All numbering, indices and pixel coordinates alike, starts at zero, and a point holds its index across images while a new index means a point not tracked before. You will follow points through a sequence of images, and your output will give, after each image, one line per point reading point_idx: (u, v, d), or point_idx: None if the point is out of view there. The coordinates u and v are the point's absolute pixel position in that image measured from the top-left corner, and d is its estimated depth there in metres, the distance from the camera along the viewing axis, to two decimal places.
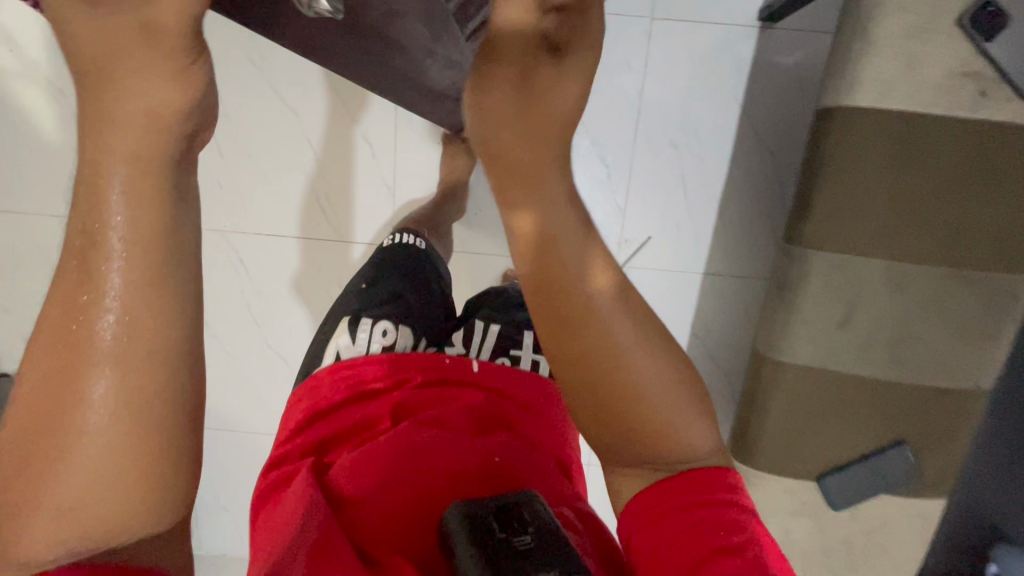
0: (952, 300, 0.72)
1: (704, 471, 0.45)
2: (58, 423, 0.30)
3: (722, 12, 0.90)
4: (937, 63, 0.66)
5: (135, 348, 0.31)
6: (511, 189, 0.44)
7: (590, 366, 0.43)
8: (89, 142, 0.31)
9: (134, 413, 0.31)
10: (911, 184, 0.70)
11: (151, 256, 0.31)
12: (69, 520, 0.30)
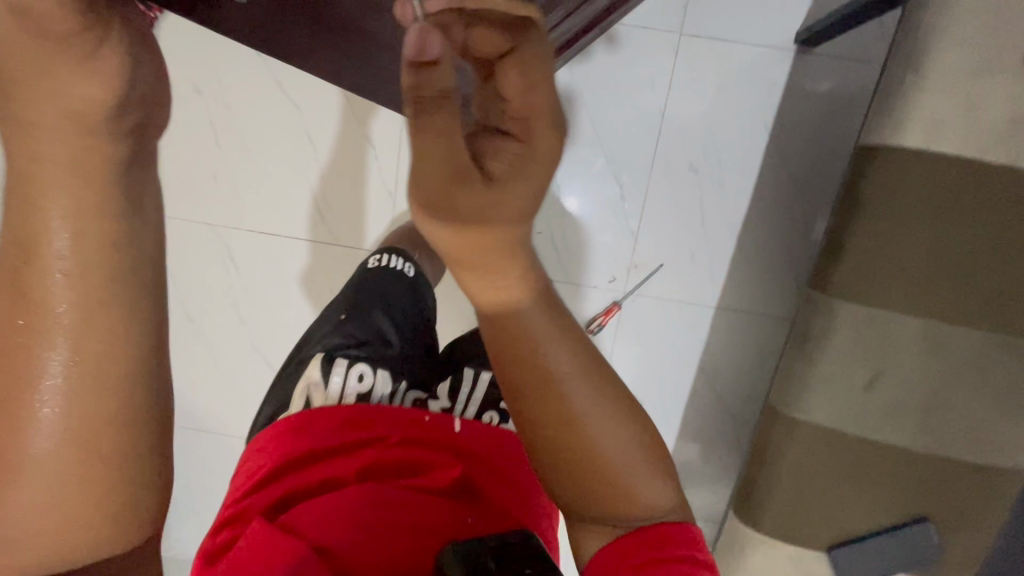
0: (993, 369, 0.65)
1: (662, 528, 0.42)
2: (4, 441, 0.33)
3: (749, 36, 0.95)
4: (999, 105, 0.60)
5: (79, 370, 0.33)
6: (476, 261, 0.42)
7: (552, 439, 0.42)
8: (22, 149, 0.33)
9: (77, 439, 0.33)
10: (959, 239, 0.63)
11: (95, 282, 0.34)
12: (11, 538, 0.33)
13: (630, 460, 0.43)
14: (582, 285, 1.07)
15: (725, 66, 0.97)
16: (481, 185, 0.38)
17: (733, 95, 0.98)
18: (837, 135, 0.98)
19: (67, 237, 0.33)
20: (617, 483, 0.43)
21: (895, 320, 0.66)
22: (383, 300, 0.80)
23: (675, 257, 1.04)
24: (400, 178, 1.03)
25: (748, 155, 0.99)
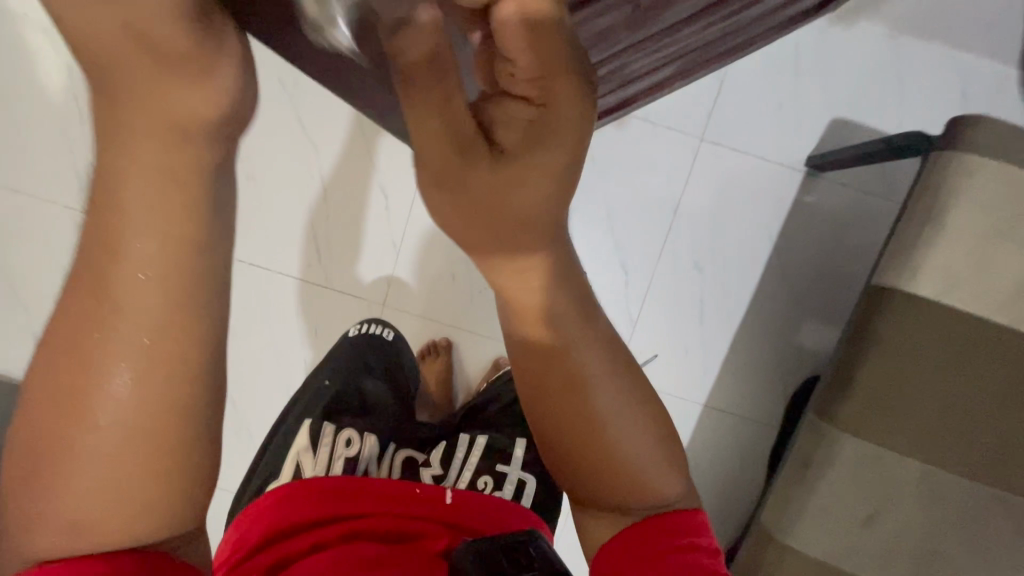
0: (985, 519, 0.66)
1: (673, 515, 0.42)
2: (63, 443, 0.31)
3: (763, 150, 1.00)
4: (1006, 269, 0.63)
5: (144, 387, 0.32)
6: (486, 247, 0.41)
7: (575, 424, 0.41)
8: (109, 148, 0.32)
9: (138, 435, 0.32)
10: (963, 390, 0.64)
11: (174, 280, 0.32)
12: (75, 538, 0.31)
13: (647, 439, 0.42)
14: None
15: (736, 174, 1.01)
16: (486, 154, 0.39)
17: (740, 202, 1.01)
18: (836, 255, 1.03)
19: (146, 241, 0.32)
20: (633, 471, 0.41)
21: (896, 460, 0.66)
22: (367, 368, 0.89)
23: (672, 350, 1.03)
24: (408, 230, 1.01)
25: (748, 261, 1.02)
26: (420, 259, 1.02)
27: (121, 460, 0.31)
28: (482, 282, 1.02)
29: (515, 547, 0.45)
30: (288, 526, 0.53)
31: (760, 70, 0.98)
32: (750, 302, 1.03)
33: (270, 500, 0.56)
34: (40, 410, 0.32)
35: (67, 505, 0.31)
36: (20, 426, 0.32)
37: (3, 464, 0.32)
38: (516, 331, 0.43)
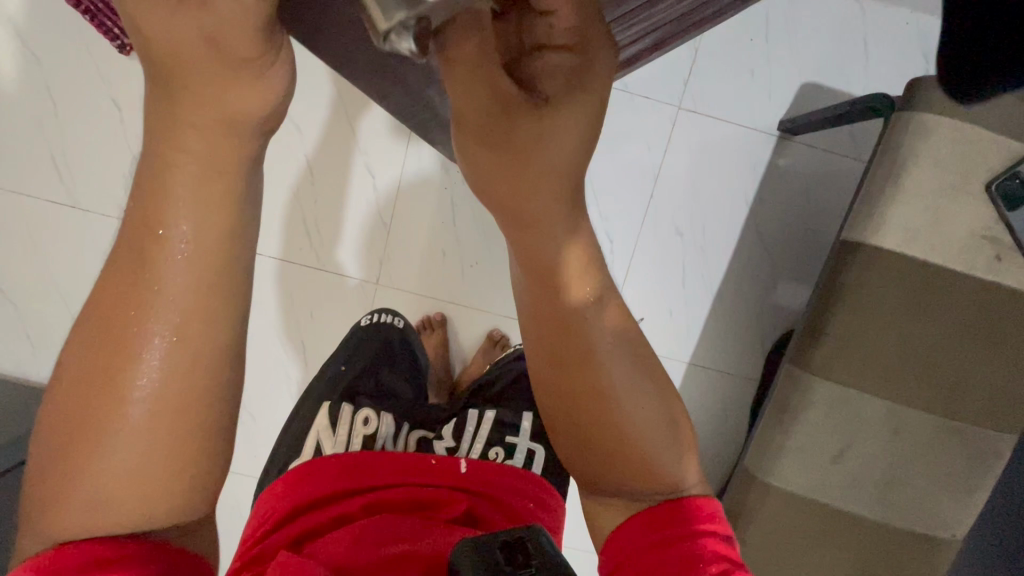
0: (942, 448, 0.74)
1: (682, 502, 0.46)
2: (97, 419, 0.34)
3: (738, 117, 1.04)
4: (961, 221, 0.68)
5: (180, 363, 0.35)
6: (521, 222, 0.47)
7: (592, 405, 0.47)
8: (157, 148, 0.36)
9: (171, 414, 0.35)
10: (921, 334, 0.70)
11: (215, 263, 0.36)
12: (103, 508, 0.34)
13: (659, 428, 0.48)
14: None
15: (712, 140, 1.04)
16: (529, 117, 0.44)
17: (718, 169, 1.05)
18: (809, 213, 1.08)
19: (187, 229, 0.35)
20: (646, 457, 0.47)
21: (862, 400, 0.72)
22: (383, 357, 0.92)
23: (657, 314, 1.08)
24: (396, 208, 1.03)
25: (726, 224, 1.07)
26: (411, 238, 1.04)
27: (146, 436, 0.35)
28: (473, 255, 1.05)
29: (513, 543, 0.40)
30: (316, 500, 0.54)
31: (734, 38, 1.01)
32: (728, 264, 1.08)
33: (294, 478, 0.57)
34: (75, 390, 0.35)
35: (89, 489, 0.34)
36: (57, 404, 0.35)
37: (41, 439, 0.36)
38: (534, 319, 0.49)
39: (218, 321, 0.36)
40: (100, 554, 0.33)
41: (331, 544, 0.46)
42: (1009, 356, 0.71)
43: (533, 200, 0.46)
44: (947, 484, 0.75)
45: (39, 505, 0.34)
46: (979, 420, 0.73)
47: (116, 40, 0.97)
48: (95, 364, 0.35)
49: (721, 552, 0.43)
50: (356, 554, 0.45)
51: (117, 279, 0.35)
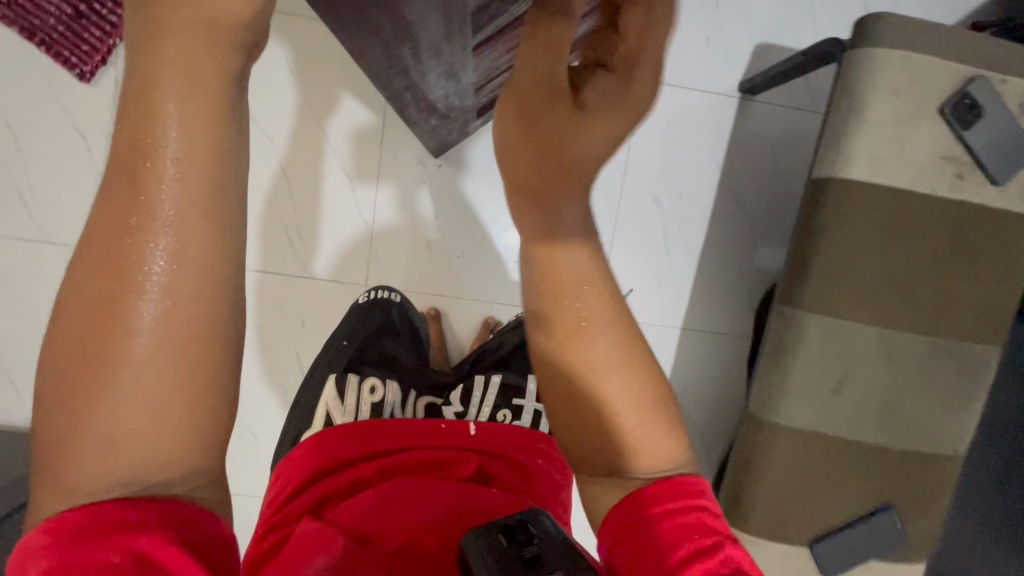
0: (934, 366, 0.76)
1: (668, 478, 0.44)
2: (104, 356, 0.31)
3: (700, 83, 1.07)
4: (922, 145, 0.71)
5: (178, 309, 0.32)
6: (533, 176, 0.46)
7: (575, 369, 0.45)
8: None
9: (178, 354, 0.32)
10: (900, 258, 0.73)
11: (197, 205, 0.32)
12: (115, 456, 0.32)
13: (632, 397, 0.45)
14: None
15: (676, 108, 1.08)
16: (566, 107, 0.43)
17: (686, 135, 1.08)
18: (778, 168, 1.11)
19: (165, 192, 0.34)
20: (619, 424, 0.45)
21: (853, 328, 0.75)
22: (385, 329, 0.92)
23: (645, 283, 1.10)
24: (377, 207, 1.03)
25: (700, 187, 1.10)
26: (395, 235, 1.04)
27: (154, 397, 0.32)
28: (458, 246, 1.06)
29: (517, 529, 0.40)
30: (331, 466, 0.56)
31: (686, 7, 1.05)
32: (708, 225, 1.11)
33: (313, 448, 0.59)
34: (73, 326, 0.32)
35: (94, 457, 0.31)
36: (54, 343, 0.32)
37: (38, 381, 0.32)
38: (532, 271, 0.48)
39: (215, 274, 0.33)
40: (120, 517, 0.32)
41: (344, 512, 0.47)
42: (983, 270, 0.74)
43: (548, 162, 0.45)
44: (943, 403, 0.78)
45: (43, 473, 0.32)
46: (964, 336, 0.76)
47: (74, 67, 0.96)
48: (91, 321, 0.32)
49: (712, 524, 0.42)
50: (368, 519, 0.46)
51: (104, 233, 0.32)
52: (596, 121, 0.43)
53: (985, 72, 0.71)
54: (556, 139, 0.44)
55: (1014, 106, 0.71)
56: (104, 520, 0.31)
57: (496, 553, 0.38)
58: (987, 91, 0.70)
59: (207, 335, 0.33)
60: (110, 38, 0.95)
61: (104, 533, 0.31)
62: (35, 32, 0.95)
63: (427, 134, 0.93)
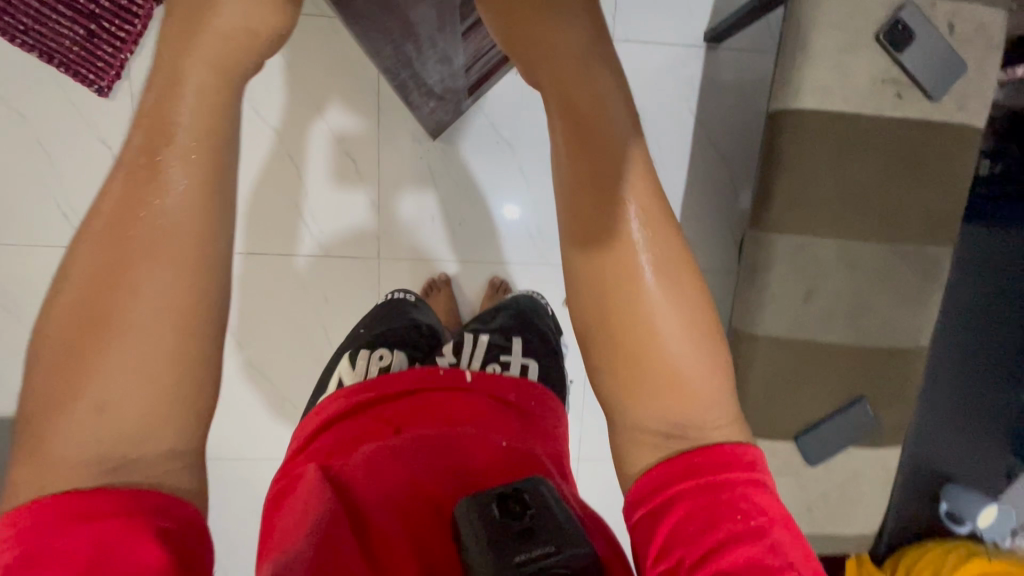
0: (892, 270, 0.86)
1: (722, 447, 0.45)
2: (104, 324, 0.37)
3: (669, 37, 1.15)
4: (862, 71, 0.79)
5: (170, 283, 0.39)
6: (543, 67, 0.48)
7: (618, 297, 0.46)
8: (163, 102, 0.41)
9: (168, 317, 0.38)
10: (851, 175, 0.82)
11: (209, 186, 0.41)
12: (108, 419, 0.37)
13: (697, 360, 0.46)
14: (538, 263, 1.18)
15: (649, 63, 1.15)
16: None
17: (661, 88, 1.16)
18: (748, 110, 1.19)
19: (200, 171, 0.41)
20: (683, 387, 0.46)
21: (815, 243, 0.84)
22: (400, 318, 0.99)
23: None
24: (382, 185, 1.12)
25: (676, 136, 1.18)
26: (400, 209, 1.14)
27: (138, 362, 0.37)
28: (460, 212, 1.15)
29: (514, 492, 0.45)
30: (352, 411, 0.58)
31: None
32: (687, 171, 1.20)
33: (335, 396, 0.62)
34: (75, 301, 0.38)
35: (82, 421, 0.36)
36: (59, 315, 0.38)
37: (44, 351, 0.38)
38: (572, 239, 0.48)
39: (202, 254, 0.40)
40: (82, 508, 0.35)
41: (357, 479, 0.49)
42: (930, 178, 0.83)
43: (550, 25, 0.47)
44: (905, 301, 0.87)
45: (28, 446, 0.36)
46: (919, 239, 0.85)
47: (93, 83, 1.05)
48: (83, 301, 0.38)
49: (765, 504, 0.43)
50: (381, 487, 0.49)
51: (109, 229, 0.39)
52: None
53: None
54: (602, 125, 0.46)
55: (943, 26, 0.79)
56: (67, 510, 0.34)
57: (494, 534, 0.41)
58: (917, 16, 0.78)
59: (187, 306, 0.39)
60: (122, 54, 1.04)
61: (69, 521, 0.34)
62: (52, 55, 1.03)
63: (425, 114, 1.02)
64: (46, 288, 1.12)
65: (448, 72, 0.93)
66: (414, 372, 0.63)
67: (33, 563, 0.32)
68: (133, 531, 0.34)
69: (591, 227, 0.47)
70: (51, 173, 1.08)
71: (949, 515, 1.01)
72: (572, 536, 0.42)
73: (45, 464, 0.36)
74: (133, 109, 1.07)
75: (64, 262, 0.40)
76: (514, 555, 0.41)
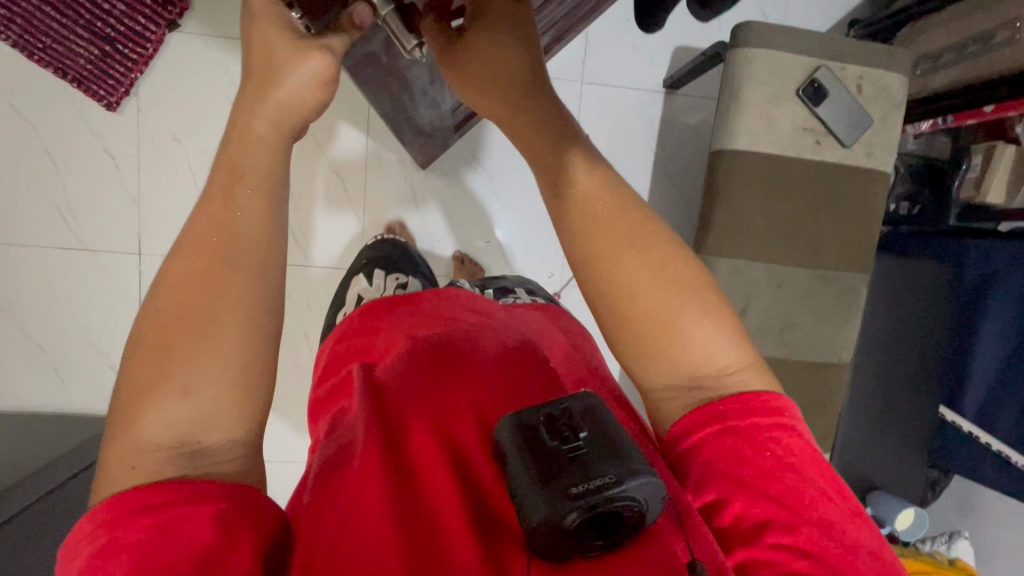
0: (816, 292, 0.98)
1: (746, 395, 0.48)
2: (194, 315, 0.42)
3: (634, 82, 1.28)
4: (785, 120, 0.93)
5: (253, 284, 0.44)
6: (517, 118, 0.53)
7: (619, 286, 0.50)
8: (242, 113, 0.47)
9: (248, 311, 0.44)
10: (779, 207, 0.95)
11: (269, 186, 0.47)
12: (188, 401, 0.40)
13: (696, 320, 0.49)
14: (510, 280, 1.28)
15: (616, 104, 1.28)
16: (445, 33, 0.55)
17: (626, 128, 1.30)
18: (700, 150, 1.33)
19: (259, 170, 0.46)
20: (686, 346, 0.49)
21: (749, 265, 0.96)
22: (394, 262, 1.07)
23: None
24: (366, 203, 1.22)
25: (637, 171, 1.31)
26: (383, 224, 1.23)
27: (217, 355, 0.42)
28: (438, 231, 1.25)
29: (561, 417, 0.45)
30: (391, 325, 0.60)
31: (616, 19, 1.25)
32: (647, 202, 1.32)
33: (369, 306, 0.65)
34: (176, 293, 0.43)
35: (169, 407, 0.40)
36: (159, 307, 0.43)
37: (139, 336, 0.43)
38: (570, 232, 0.52)
39: (268, 256, 0.46)
40: (146, 499, 0.37)
41: (398, 402, 0.51)
42: (846, 212, 0.96)
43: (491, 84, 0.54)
44: (829, 321, 0.99)
45: (119, 428, 0.40)
46: (839, 266, 0.98)
47: (102, 98, 1.13)
48: (178, 304, 0.43)
49: (795, 448, 0.46)
50: (421, 414, 0.50)
51: (198, 242, 0.45)
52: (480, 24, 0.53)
53: (827, 63, 0.94)
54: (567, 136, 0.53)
55: (853, 86, 0.95)
56: (138, 501, 0.37)
57: (543, 463, 0.42)
58: (830, 77, 0.93)
59: (254, 309, 0.44)
60: (133, 73, 1.12)
61: (134, 512, 0.37)
62: (65, 71, 1.11)
63: (415, 151, 1.11)
64: (40, 286, 1.18)
65: (438, 113, 1.00)
66: (449, 295, 0.65)
67: (111, 553, 0.36)
68: (202, 521, 0.37)
69: (576, 220, 0.51)
70: (54, 178, 1.15)
71: (874, 520, 1.11)
72: (630, 463, 0.41)
73: (135, 443, 0.39)
74: (138, 123, 1.16)
75: (157, 274, 0.45)
76: (571, 487, 0.40)
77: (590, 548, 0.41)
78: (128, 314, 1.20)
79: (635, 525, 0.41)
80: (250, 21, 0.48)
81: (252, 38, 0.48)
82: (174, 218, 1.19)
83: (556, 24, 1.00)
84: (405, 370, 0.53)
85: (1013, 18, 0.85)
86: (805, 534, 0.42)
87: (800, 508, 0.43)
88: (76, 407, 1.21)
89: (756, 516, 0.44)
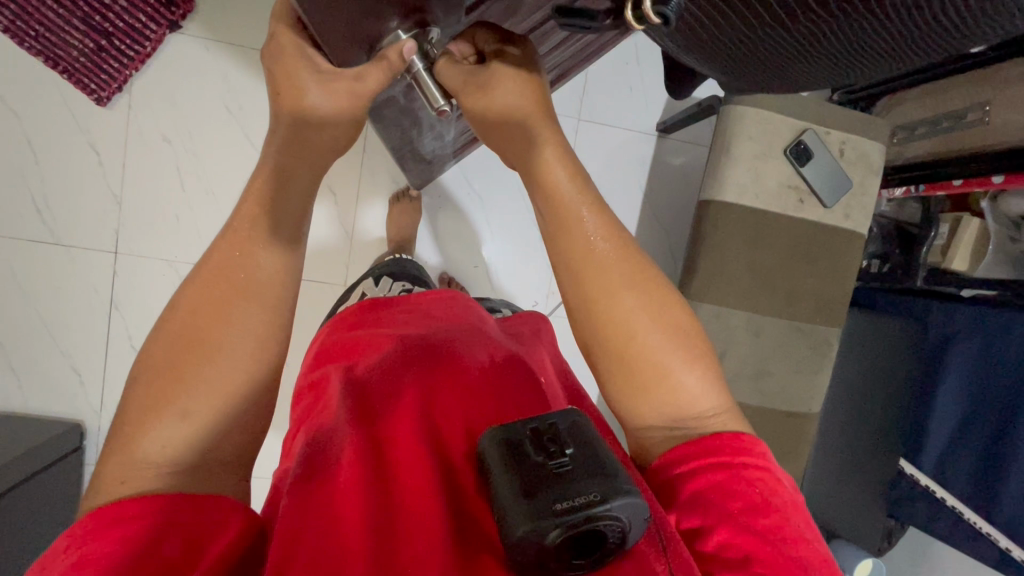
0: (792, 343, 1.01)
1: (731, 434, 0.49)
2: (201, 344, 0.43)
3: (629, 123, 1.32)
4: (773, 177, 0.98)
5: (265, 315, 0.46)
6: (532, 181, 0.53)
7: (612, 332, 0.52)
8: (280, 143, 0.47)
9: (262, 341, 0.45)
10: (761, 258, 0.98)
11: (286, 223, 0.48)
12: (185, 426, 0.41)
13: (684, 365, 0.51)
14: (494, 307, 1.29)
15: (609, 143, 1.32)
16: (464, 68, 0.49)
17: (618, 166, 1.33)
18: (686, 191, 1.37)
19: (269, 202, 0.47)
20: (673, 387, 0.51)
21: (730, 313, 0.99)
22: (396, 272, 0.94)
23: None
24: (356, 217, 1.21)
25: (625, 207, 1.34)
26: (371, 241, 1.22)
27: (219, 380, 0.43)
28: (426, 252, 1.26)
29: (549, 432, 0.45)
30: (378, 332, 0.60)
31: (614, 62, 1.29)
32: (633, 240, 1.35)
33: (356, 311, 0.66)
34: (187, 317, 0.44)
35: (167, 427, 0.40)
36: (167, 328, 0.44)
37: (146, 354, 0.43)
38: (564, 267, 0.54)
39: (279, 291, 0.47)
40: (121, 512, 0.37)
41: (388, 417, 0.51)
42: (824, 268, 1.00)
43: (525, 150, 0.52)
44: (801, 371, 1.02)
45: (115, 446, 0.40)
46: (815, 320, 1.01)
47: (94, 93, 1.11)
48: (188, 329, 0.43)
49: (776, 486, 0.46)
50: (408, 429, 0.50)
51: (216, 270, 0.46)
52: (501, 70, 0.49)
53: (812, 126, 1.00)
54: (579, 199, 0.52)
55: (835, 151, 1.00)
56: (113, 514, 0.36)
57: (528, 480, 0.42)
58: (814, 140, 0.98)
59: (267, 340, 0.45)
60: (128, 70, 1.10)
61: (106, 525, 0.36)
62: (57, 62, 1.08)
63: (411, 174, 1.12)
64: (4, 279, 1.13)
65: (439, 143, 0.99)
66: (436, 308, 0.66)
67: (79, 567, 0.34)
68: (170, 532, 0.36)
69: (579, 270, 0.53)
70: (34, 168, 1.12)
71: None
72: (615, 483, 0.42)
73: (129, 461, 0.39)
74: (128, 120, 1.13)
75: (169, 299, 0.46)
76: (555, 504, 0.41)
77: (567, 565, 0.41)
78: (95, 314, 1.16)
79: (614, 548, 0.42)
80: (271, 50, 0.45)
81: (276, 56, 0.45)
82: (154, 219, 1.16)
83: (564, 62, 1.02)
84: (396, 383, 0.54)
85: (982, 101, 0.91)
86: (784, 569, 0.42)
87: (780, 544, 0.43)
88: (29, 408, 1.15)
89: (738, 548, 0.43)
